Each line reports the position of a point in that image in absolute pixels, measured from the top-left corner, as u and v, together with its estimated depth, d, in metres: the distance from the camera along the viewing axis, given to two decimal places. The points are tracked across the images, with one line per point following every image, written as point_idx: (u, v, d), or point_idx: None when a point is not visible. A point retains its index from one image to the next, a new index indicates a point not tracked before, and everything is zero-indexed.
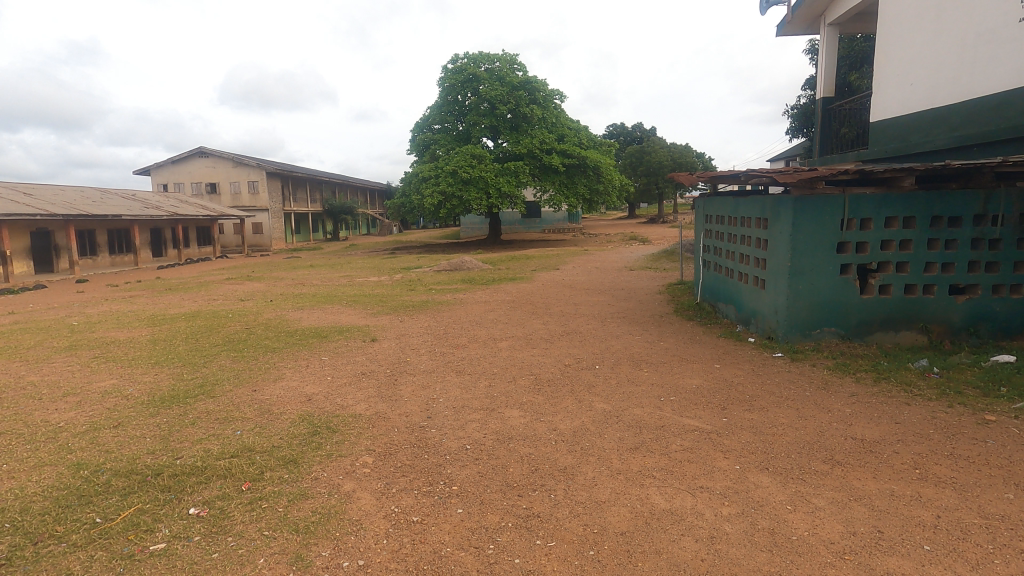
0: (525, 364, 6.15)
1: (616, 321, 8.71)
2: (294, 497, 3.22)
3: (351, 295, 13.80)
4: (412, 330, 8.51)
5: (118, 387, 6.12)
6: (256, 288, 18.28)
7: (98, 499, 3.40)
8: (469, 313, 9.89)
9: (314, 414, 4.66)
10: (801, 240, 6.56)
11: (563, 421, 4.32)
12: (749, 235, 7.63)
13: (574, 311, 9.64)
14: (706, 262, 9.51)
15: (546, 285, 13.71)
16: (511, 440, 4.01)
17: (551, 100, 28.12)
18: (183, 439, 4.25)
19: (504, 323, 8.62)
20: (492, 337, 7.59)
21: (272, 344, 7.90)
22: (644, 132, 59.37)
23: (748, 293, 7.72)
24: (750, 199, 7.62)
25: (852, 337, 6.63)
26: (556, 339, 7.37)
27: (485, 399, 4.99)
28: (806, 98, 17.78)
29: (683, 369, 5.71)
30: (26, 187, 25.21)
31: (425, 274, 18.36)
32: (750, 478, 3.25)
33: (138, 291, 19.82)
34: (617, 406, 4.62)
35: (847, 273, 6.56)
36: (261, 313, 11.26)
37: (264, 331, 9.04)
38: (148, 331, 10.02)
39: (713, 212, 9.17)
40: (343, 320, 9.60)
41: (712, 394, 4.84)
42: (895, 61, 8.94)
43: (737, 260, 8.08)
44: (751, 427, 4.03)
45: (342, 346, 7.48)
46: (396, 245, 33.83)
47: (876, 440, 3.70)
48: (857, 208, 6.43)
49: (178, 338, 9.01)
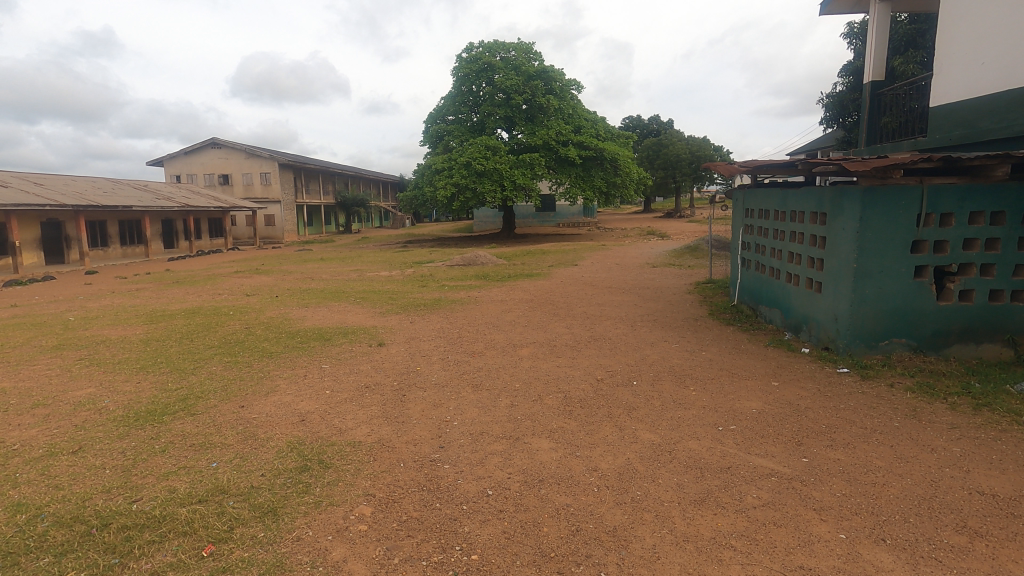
0: (553, 378, 5.38)
1: (647, 326, 7.87)
2: (266, 569, 2.49)
3: (361, 291, 13.14)
4: (423, 332, 7.81)
5: (95, 398, 5.44)
6: (263, 282, 17.72)
7: (25, 561, 2.67)
8: (486, 314, 9.11)
9: (306, 441, 3.93)
10: (870, 237, 5.68)
11: (604, 458, 3.55)
12: (803, 231, 6.78)
13: (600, 313, 8.83)
14: (745, 260, 8.67)
15: (565, 283, 12.93)
16: (543, 485, 3.25)
17: (568, 91, 27.18)
18: (147, 474, 3.54)
19: (524, 327, 7.85)
20: (513, 344, 6.82)
21: (270, 348, 7.21)
22: (661, 125, 58.45)
23: (798, 297, 6.89)
24: (804, 190, 6.76)
25: (926, 350, 5.77)
26: (583, 347, 6.61)
27: (507, 424, 4.22)
28: (843, 86, 16.80)
29: (737, 389, 4.91)
30: (36, 177, 24.89)
31: (437, 269, 17.66)
32: (864, 555, 2.46)
33: (144, 284, 19.32)
34: (669, 437, 3.84)
35: (921, 277, 5.71)
36: (264, 311, 10.60)
37: (263, 332, 8.37)
38: (144, 329, 9.39)
39: (755, 206, 8.32)
40: (348, 321, 8.90)
41: (778, 423, 4.06)
42: (961, 38, 7.96)
43: (786, 259, 7.23)
44: (843, 474, 3.24)
45: (346, 351, 6.76)
46: (408, 238, 33.31)
47: (1013, 499, 2.89)
48: (937, 201, 5.56)
49: (172, 338, 8.37)
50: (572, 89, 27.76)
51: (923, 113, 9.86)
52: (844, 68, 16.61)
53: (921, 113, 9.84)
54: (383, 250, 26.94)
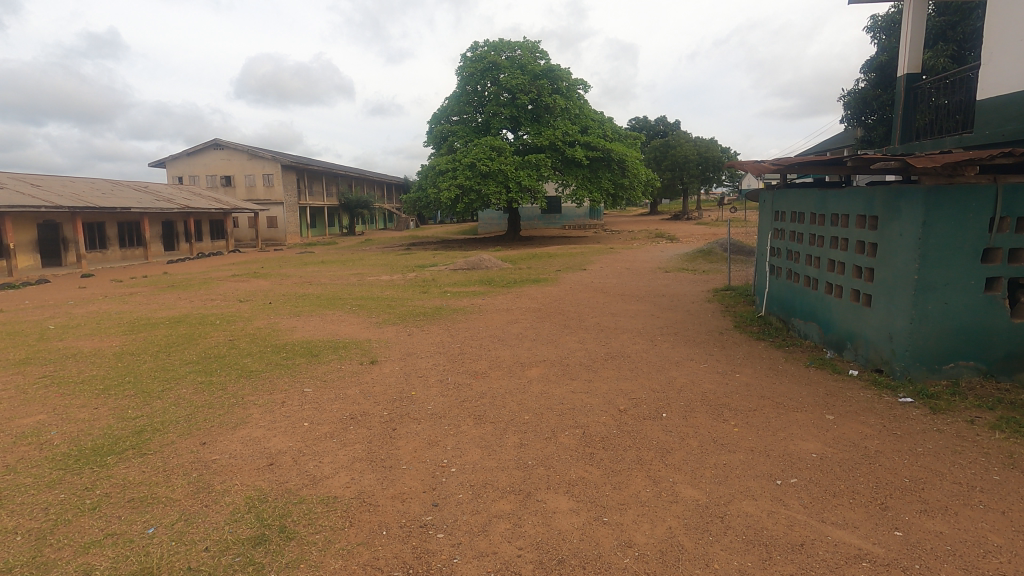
0: (569, 408, 4.65)
1: (668, 341, 7.10)
2: None
3: (360, 297, 12.47)
4: (422, 347, 7.09)
5: (41, 428, 4.73)
6: (260, 286, 17.03)
7: None
8: (490, 326, 8.37)
9: (268, 497, 3.21)
10: (935, 243, 4.92)
11: (640, 527, 2.81)
12: (848, 236, 6.01)
13: (614, 325, 8.07)
14: (775, 267, 7.92)
15: (574, 289, 12.16)
16: (564, 570, 2.51)
17: (575, 90, 26.50)
18: (64, 543, 2.82)
19: (532, 341, 7.12)
20: (520, 363, 6.08)
21: (251, 365, 6.50)
22: (668, 126, 57.75)
23: (842, 311, 6.13)
24: (849, 190, 6.02)
25: (996, 374, 5.02)
26: (600, 367, 5.87)
27: (516, 473, 3.49)
28: (866, 82, 16.03)
29: (786, 425, 4.15)
30: (33, 178, 24.35)
31: (440, 273, 16.97)
32: None
33: (139, 288, 18.69)
34: (717, 495, 3.10)
35: (993, 290, 4.96)
36: (253, 320, 9.90)
37: (247, 346, 7.65)
38: (121, 341, 8.68)
39: (786, 208, 7.57)
40: (341, 333, 8.18)
41: (849, 474, 3.31)
42: (1015, 22, 7.13)
43: (826, 267, 6.47)
44: (955, 558, 2.48)
45: (333, 371, 6.02)
46: (412, 240, 32.74)
47: None
48: (1013, 203, 4.82)
49: (150, 352, 7.66)
50: (579, 88, 27.05)
51: (958, 107, 8.98)
52: (867, 63, 15.84)
53: (957, 107, 8.95)
54: (386, 253, 26.29)
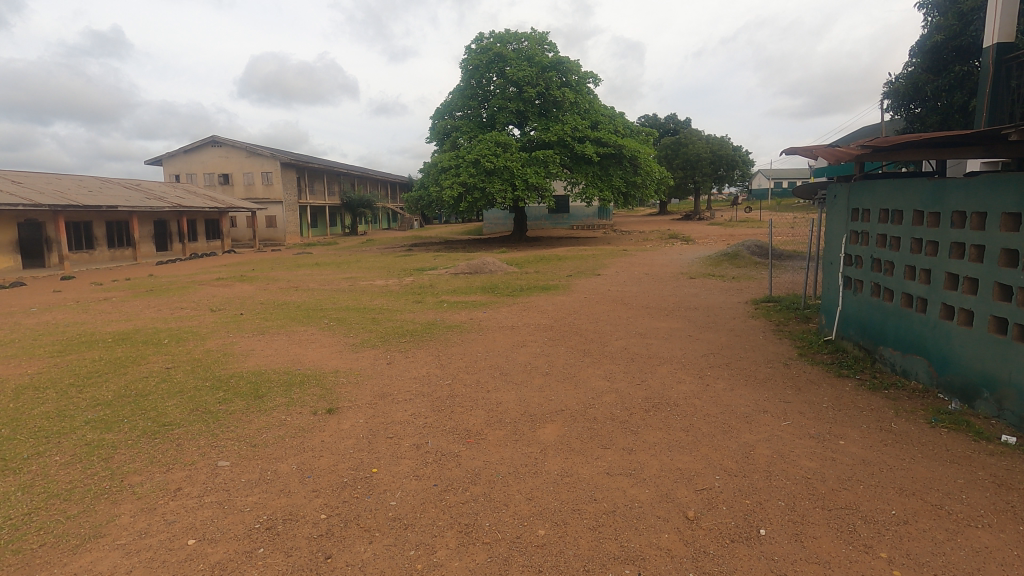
0: (607, 513, 2.97)
1: (722, 378, 5.41)
2: None
3: (343, 308, 10.85)
4: (400, 386, 5.43)
5: None
6: (241, 293, 15.39)
7: None
8: (492, 352, 6.67)
9: None
10: None
11: None
12: (985, 242, 4.33)
13: (648, 354, 6.37)
14: (852, 280, 6.24)
15: (591, 300, 10.49)
16: None
17: (585, 84, 24.72)
18: None
19: (543, 378, 5.45)
20: (529, 417, 4.41)
21: (171, 414, 4.83)
22: (678, 124, 55.98)
23: (971, 346, 4.45)
24: (985, 179, 4.34)
25: None
26: (641, 426, 4.17)
27: None
28: (916, 68, 14.14)
29: (980, 564, 2.47)
30: (13, 176, 22.88)
31: (439, 278, 15.27)
32: None
33: (115, 292, 17.11)
34: None
35: None
36: (208, 339, 8.24)
37: (182, 379, 6.02)
38: (38, 368, 6.99)
39: (871, 204, 5.89)
40: (304, 361, 6.51)
41: None
42: None
43: (941, 284, 4.80)
44: None
45: (274, 427, 4.36)
46: (414, 241, 31.07)
47: None
48: None
49: (59, 388, 6.01)
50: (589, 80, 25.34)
51: None
52: (918, 45, 13.94)
53: None
54: (385, 254, 24.66)
